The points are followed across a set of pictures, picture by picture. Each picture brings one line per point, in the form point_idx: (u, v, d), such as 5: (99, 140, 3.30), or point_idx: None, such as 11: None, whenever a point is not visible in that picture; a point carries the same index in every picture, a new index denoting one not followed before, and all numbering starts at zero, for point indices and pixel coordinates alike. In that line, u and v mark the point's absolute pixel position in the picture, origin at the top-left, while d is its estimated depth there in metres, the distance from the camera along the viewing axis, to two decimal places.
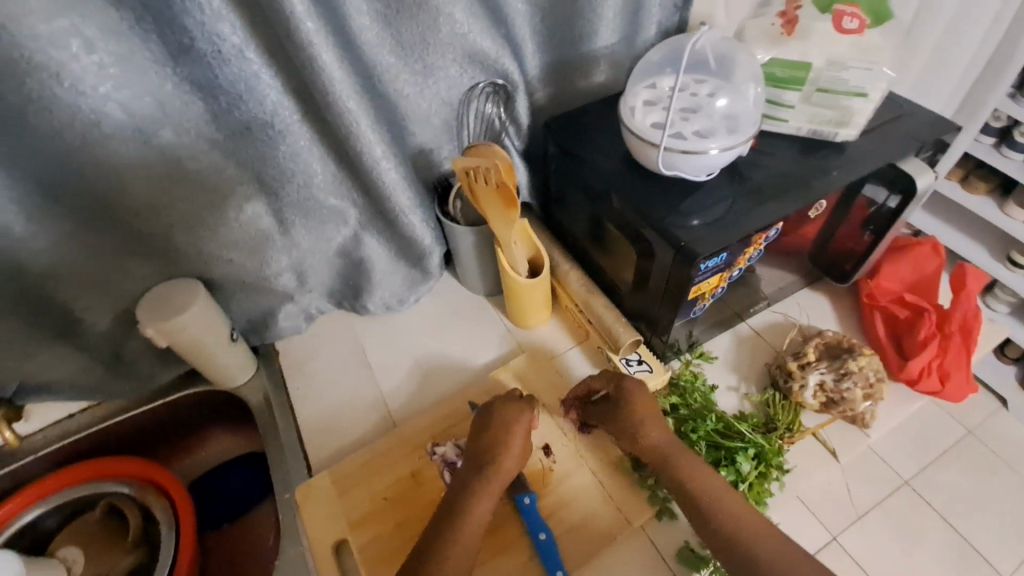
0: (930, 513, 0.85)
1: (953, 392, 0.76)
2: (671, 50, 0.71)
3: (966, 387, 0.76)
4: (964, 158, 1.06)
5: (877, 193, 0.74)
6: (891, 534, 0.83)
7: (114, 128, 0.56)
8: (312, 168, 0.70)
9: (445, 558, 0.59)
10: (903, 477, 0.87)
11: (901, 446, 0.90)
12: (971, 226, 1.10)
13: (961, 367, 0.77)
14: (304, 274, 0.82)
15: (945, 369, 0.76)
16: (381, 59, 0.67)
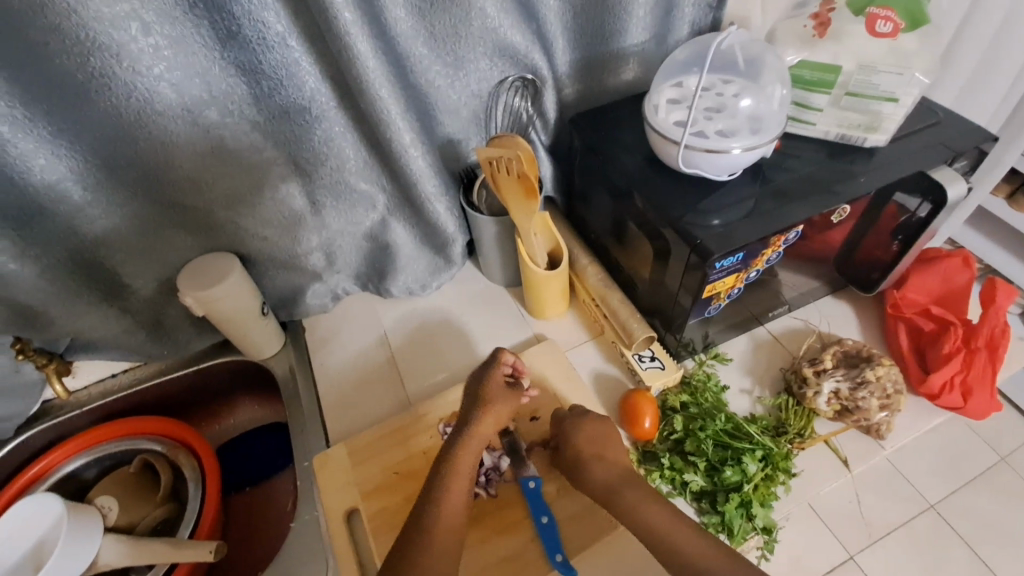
0: (952, 537, 0.88)
1: (977, 409, 0.74)
2: (699, 50, 0.72)
3: (991, 404, 0.74)
4: (1010, 174, 1.02)
5: (908, 201, 0.72)
6: (913, 553, 0.86)
7: (165, 106, 0.60)
8: (344, 153, 0.74)
9: (436, 527, 0.61)
10: (930, 499, 0.90)
11: (930, 468, 0.93)
12: (1013, 244, 1.07)
13: (987, 384, 0.74)
14: (333, 255, 0.86)
15: (970, 384, 0.74)
16: (414, 50, 0.69)
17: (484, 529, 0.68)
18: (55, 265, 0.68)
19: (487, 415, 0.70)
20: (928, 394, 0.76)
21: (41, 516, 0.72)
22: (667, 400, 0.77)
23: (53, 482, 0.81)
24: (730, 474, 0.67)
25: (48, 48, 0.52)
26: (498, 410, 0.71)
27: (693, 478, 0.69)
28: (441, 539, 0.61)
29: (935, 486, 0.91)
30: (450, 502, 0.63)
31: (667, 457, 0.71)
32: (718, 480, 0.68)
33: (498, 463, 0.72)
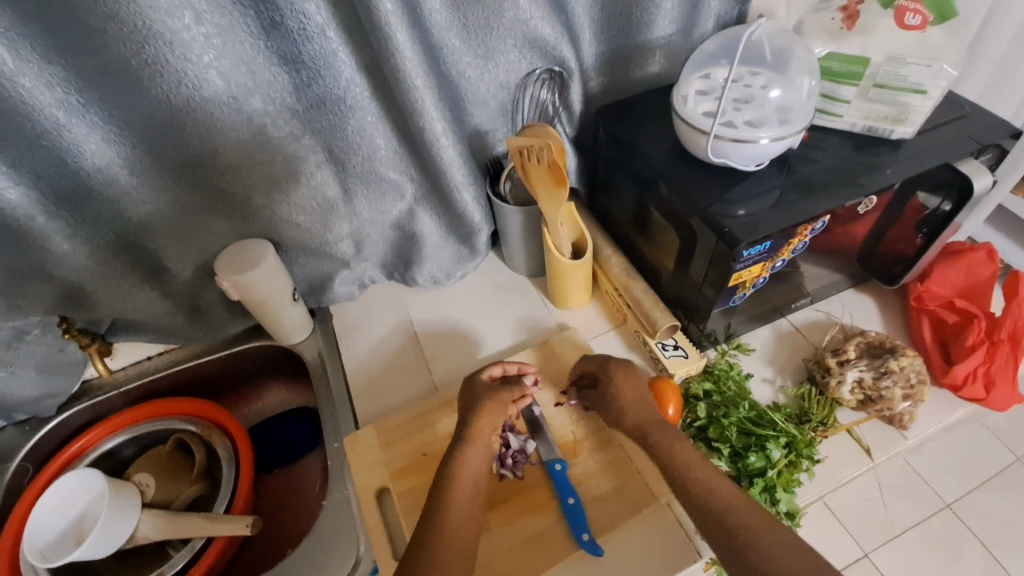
0: (968, 537, 0.87)
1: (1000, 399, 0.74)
2: (728, 42, 0.73)
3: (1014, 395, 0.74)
4: None
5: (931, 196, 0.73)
6: (924, 553, 0.88)
7: (211, 94, 0.62)
8: (376, 142, 0.76)
9: (446, 514, 0.61)
10: (945, 500, 0.88)
11: (946, 468, 0.89)
12: None
13: (1010, 375, 0.74)
14: (361, 243, 0.88)
15: (993, 375, 0.74)
16: (447, 41, 0.71)
17: (512, 509, 0.70)
18: (103, 245, 0.71)
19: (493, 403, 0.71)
20: (951, 384, 0.76)
21: (84, 490, 0.75)
22: (690, 388, 0.78)
23: (93, 459, 0.83)
24: (754, 459, 0.68)
25: (106, 35, 0.54)
26: (496, 400, 0.71)
27: (716, 463, 0.70)
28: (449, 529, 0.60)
29: (951, 485, 0.89)
30: (460, 487, 0.64)
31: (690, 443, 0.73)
32: (742, 465, 0.69)
33: (523, 446, 0.74)
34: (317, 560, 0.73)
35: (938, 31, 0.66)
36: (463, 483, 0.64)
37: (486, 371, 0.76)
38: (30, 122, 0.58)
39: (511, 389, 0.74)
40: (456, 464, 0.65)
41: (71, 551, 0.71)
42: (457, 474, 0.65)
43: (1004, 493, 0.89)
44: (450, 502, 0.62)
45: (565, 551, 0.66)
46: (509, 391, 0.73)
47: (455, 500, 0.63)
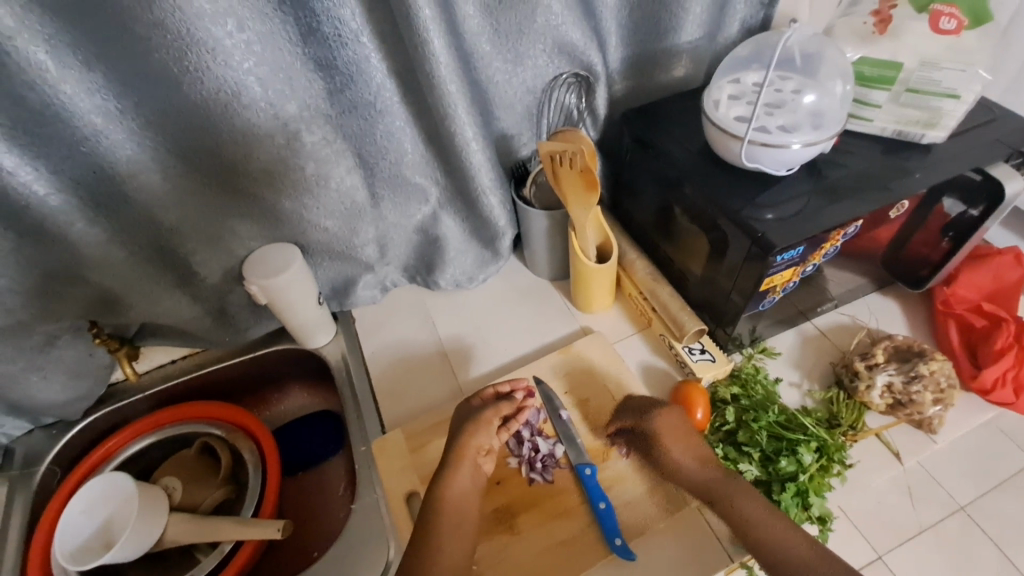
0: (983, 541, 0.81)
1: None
2: (758, 47, 0.73)
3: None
4: None
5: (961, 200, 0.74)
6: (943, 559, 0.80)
7: (250, 100, 0.62)
8: (403, 147, 0.76)
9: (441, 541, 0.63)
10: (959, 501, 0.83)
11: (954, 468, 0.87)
12: None
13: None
14: (385, 247, 0.89)
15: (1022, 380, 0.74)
16: (479, 46, 0.71)
17: (542, 513, 0.70)
18: (137, 248, 0.72)
19: (479, 424, 0.72)
20: (980, 389, 0.76)
21: (114, 495, 0.74)
22: (718, 392, 0.77)
23: (120, 462, 0.83)
24: (785, 464, 0.68)
25: (149, 42, 0.55)
26: (479, 423, 0.72)
27: (748, 467, 0.70)
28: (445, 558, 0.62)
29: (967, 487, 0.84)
30: (447, 513, 0.65)
31: (721, 448, 0.72)
32: (773, 470, 0.69)
33: (552, 450, 0.74)
34: (348, 565, 0.72)
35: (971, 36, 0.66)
36: (451, 505, 0.66)
37: (480, 393, 0.76)
38: (72, 129, 0.59)
39: (500, 406, 0.74)
40: (443, 488, 0.67)
41: (101, 554, 0.71)
42: (444, 498, 0.66)
43: None
44: (441, 530, 0.64)
45: (598, 555, 0.66)
46: (496, 408, 0.74)
47: (445, 527, 0.64)
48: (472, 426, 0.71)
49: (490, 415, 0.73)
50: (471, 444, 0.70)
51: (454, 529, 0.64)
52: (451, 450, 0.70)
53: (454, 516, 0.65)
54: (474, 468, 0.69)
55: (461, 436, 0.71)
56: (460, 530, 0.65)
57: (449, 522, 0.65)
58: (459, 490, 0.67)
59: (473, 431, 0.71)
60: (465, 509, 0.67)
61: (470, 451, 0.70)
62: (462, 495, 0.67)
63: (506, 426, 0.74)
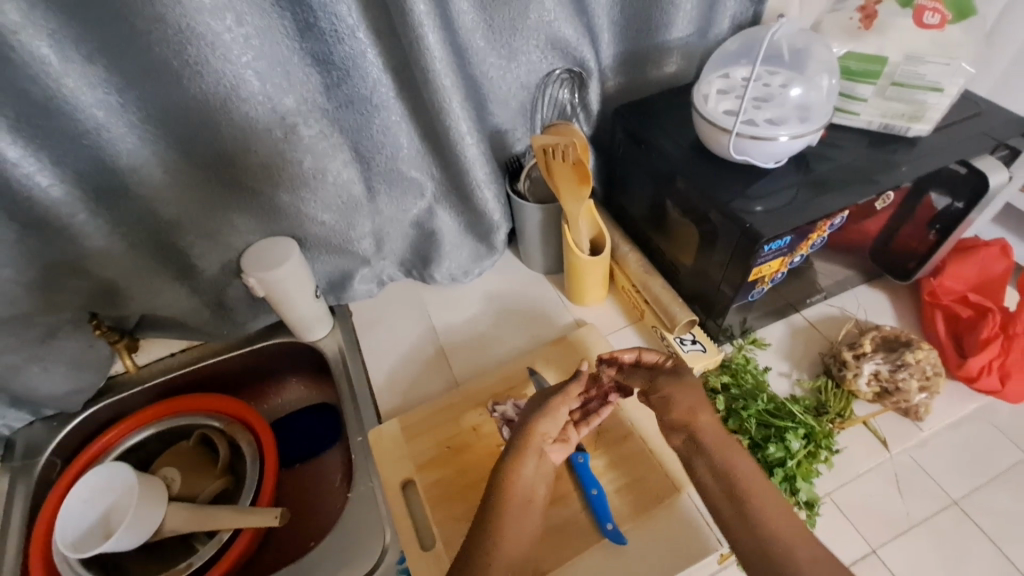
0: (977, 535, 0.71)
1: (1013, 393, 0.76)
2: (747, 42, 0.74)
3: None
4: None
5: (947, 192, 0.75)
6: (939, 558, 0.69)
7: (248, 94, 0.64)
8: (399, 141, 0.78)
9: (501, 531, 0.60)
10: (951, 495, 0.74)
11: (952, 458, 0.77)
12: None
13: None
14: (382, 240, 0.90)
15: (1007, 368, 0.76)
16: (473, 42, 0.72)
17: None
18: (137, 241, 0.74)
19: (548, 411, 0.68)
20: (966, 377, 0.77)
21: (114, 486, 0.76)
22: (708, 381, 0.79)
23: (120, 452, 0.85)
24: (773, 450, 0.69)
25: (149, 36, 0.56)
26: (546, 411, 0.68)
27: None
28: (505, 546, 0.60)
29: (958, 480, 0.75)
30: (510, 503, 0.62)
31: None
32: (762, 456, 0.70)
33: None
34: (344, 552, 0.74)
35: (954, 32, 0.68)
36: (514, 497, 0.62)
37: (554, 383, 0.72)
38: (73, 122, 0.61)
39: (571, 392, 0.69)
40: (505, 478, 0.63)
41: (102, 544, 0.72)
42: (506, 488, 0.63)
43: None
44: (500, 520, 0.61)
45: (591, 540, 0.68)
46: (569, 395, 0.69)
47: (505, 517, 0.61)
48: (539, 413, 0.68)
49: (560, 401, 0.68)
50: (538, 432, 0.67)
51: (517, 518, 0.62)
52: (517, 436, 0.67)
53: (520, 506, 0.63)
54: (540, 459, 0.66)
55: (529, 424, 0.67)
56: (522, 520, 0.62)
57: (514, 513, 0.62)
58: (525, 481, 0.64)
59: (539, 419, 0.67)
60: (528, 500, 0.64)
61: (537, 438, 0.66)
62: (528, 485, 0.64)
63: (585, 421, 0.71)
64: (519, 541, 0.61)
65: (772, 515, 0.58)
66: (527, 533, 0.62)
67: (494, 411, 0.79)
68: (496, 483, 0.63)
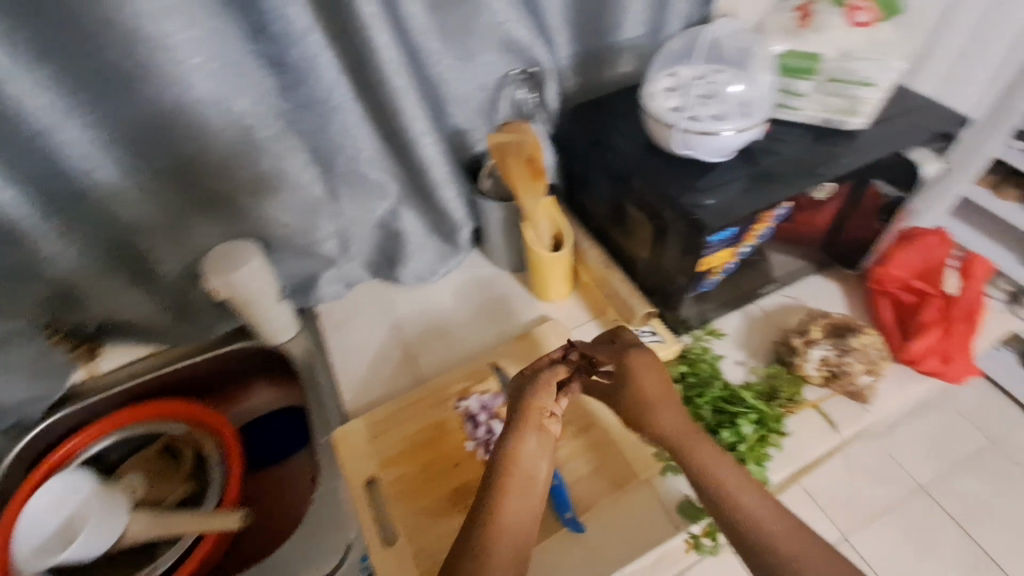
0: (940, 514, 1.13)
1: (956, 375, 0.79)
2: (689, 42, 0.78)
3: (968, 369, 0.79)
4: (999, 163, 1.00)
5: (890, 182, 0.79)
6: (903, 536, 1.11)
7: (201, 96, 0.65)
8: (358, 142, 0.79)
9: (503, 511, 0.57)
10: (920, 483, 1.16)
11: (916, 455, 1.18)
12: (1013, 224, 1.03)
13: (963, 349, 0.79)
14: (347, 242, 0.91)
15: (951, 350, 0.80)
16: (428, 44, 0.73)
17: None
18: (94, 245, 0.74)
19: (540, 388, 0.65)
20: (910, 361, 0.81)
21: (71, 494, 0.76)
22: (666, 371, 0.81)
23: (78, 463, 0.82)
24: (726, 435, 0.72)
25: (97, 40, 0.57)
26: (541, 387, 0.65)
27: None
28: (507, 527, 0.56)
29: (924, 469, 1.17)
30: (512, 481, 0.58)
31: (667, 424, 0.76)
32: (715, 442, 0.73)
33: None
34: (307, 550, 0.74)
35: (885, 29, 0.71)
36: (515, 475, 0.59)
37: (537, 360, 0.70)
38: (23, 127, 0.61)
39: (558, 369, 0.67)
40: (508, 454, 0.60)
41: (64, 551, 0.73)
42: (509, 465, 0.59)
43: (975, 481, 1.17)
44: (502, 500, 0.57)
45: (551, 529, 0.69)
46: (554, 372, 0.67)
47: (508, 496, 0.57)
48: (533, 390, 0.65)
49: (548, 377, 0.66)
50: (537, 405, 0.63)
51: (520, 497, 0.58)
52: (515, 413, 0.63)
53: (523, 482, 0.59)
54: (542, 436, 0.62)
55: (524, 400, 0.64)
56: (524, 498, 0.58)
57: (514, 493, 0.58)
58: (528, 458, 0.60)
59: (535, 393, 0.64)
60: (532, 478, 0.60)
61: (535, 412, 0.63)
62: (530, 462, 0.60)
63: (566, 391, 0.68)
64: (523, 520, 0.57)
65: (728, 499, 0.58)
66: (531, 512, 0.58)
67: (459, 405, 0.80)
68: (499, 462, 0.59)
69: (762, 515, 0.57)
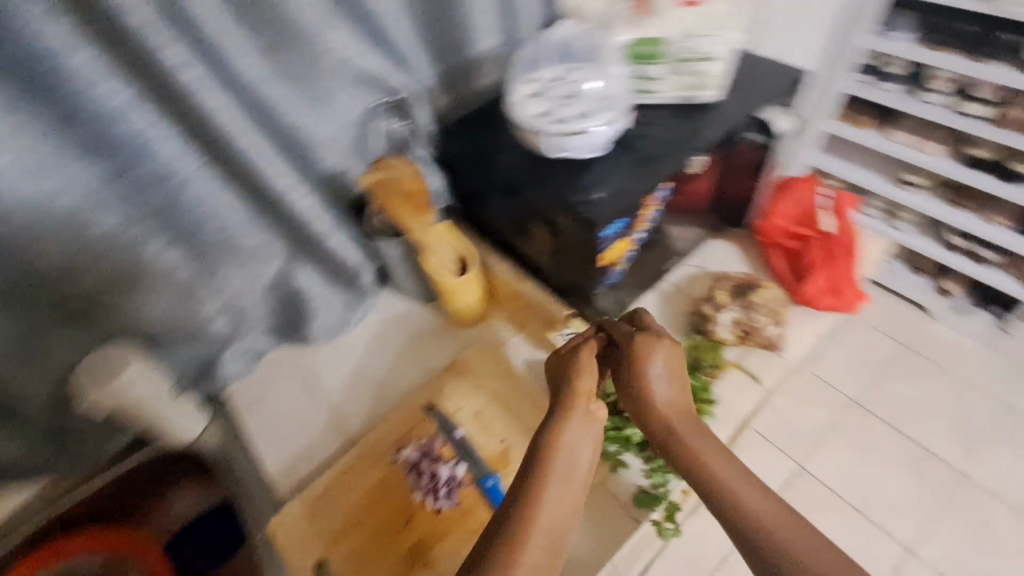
0: None
1: (850, 305, 0.89)
2: (542, 48, 0.80)
3: (857, 298, 0.88)
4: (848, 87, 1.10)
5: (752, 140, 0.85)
6: None
7: (16, 204, 0.57)
8: (222, 211, 0.73)
9: (541, 498, 0.53)
10: None
11: None
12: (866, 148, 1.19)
13: (850, 282, 0.88)
14: (239, 315, 0.84)
15: (843, 285, 0.88)
16: (272, 93, 0.68)
17: (454, 534, 0.70)
18: None
19: (585, 370, 0.65)
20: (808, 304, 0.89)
21: None
22: None
23: None
24: None
25: None
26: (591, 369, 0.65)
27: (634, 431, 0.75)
28: (543, 518, 0.52)
29: None
30: (557, 465, 0.56)
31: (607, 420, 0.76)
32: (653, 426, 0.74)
33: (455, 472, 0.74)
34: None
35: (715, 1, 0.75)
36: (557, 461, 0.56)
37: (569, 341, 0.71)
38: None
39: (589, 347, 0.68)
40: (553, 437, 0.58)
41: None
42: (554, 448, 0.57)
43: None
44: (544, 485, 0.54)
45: None
46: (588, 349, 0.68)
47: (550, 482, 0.54)
48: (577, 371, 0.65)
49: (587, 360, 0.66)
50: (581, 387, 0.64)
51: (562, 483, 0.55)
52: (561, 396, 0.63)
53: (564, 467, 0.56)
54: (588, 420, 0.61)
55: (571, 381, 0.64)
56: (564, 487, 0.55)
57: (557, 479, 0.55)
58: (571, 442, 0.58)
59: (580, 376, 0.65)
60: (572, 464, 0.57)
61: (582, 397, 0.63)
62: (571, 449, 0.58)
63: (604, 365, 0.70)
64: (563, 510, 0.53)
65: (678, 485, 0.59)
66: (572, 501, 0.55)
67: (399, 455, 0.76)
68: (542, 445, 0.58)
69: (779, 527, 0.51)
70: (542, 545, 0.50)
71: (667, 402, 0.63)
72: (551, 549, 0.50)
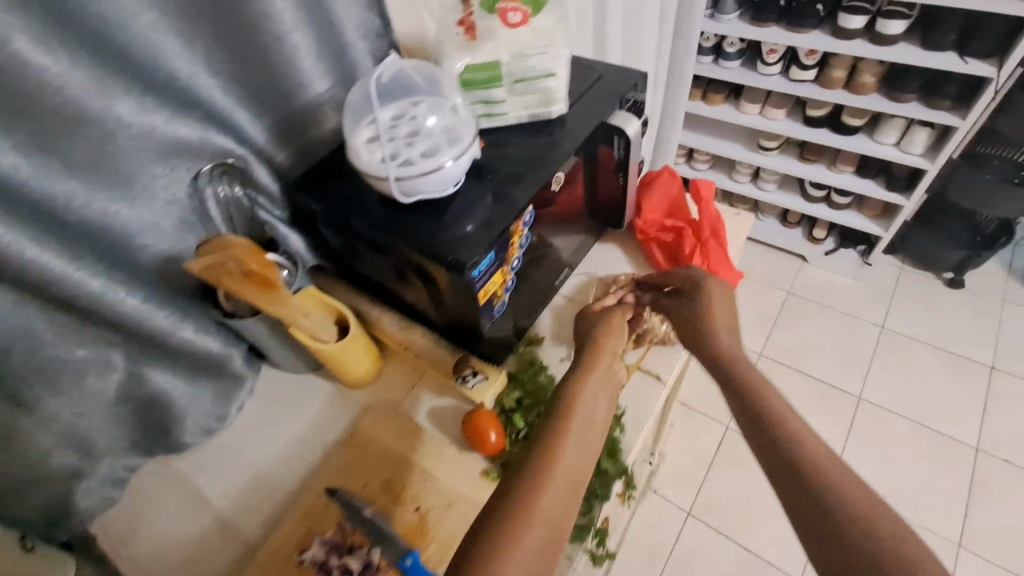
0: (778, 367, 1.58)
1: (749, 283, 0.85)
2: (370, 84, 0.72)
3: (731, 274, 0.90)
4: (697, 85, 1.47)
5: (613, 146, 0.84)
6: None
7: None
8: (30, 331, 0.62)
9: (563, 443, 0.53)
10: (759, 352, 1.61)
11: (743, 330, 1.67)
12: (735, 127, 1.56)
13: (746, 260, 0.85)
14: (83, 440, 0.72)
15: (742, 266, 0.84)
16: (56, 189, 0.58)
17: None
18: None
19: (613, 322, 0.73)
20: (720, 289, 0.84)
21: None
22: (503, 404, 0.81)
23: None
24: None
25: None
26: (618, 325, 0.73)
27: None
28: (563, 466, 0.51)
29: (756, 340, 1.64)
30: (579, 417, 0.57)
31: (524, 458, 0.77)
32: None
33: (369, 559, 0.67)
34: None
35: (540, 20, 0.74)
36: (577, 414, 0.56)
37: (598, 302, 0.80)
38: None
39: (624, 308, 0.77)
40: (572, 393, 0.60)
41: None
42: (572, 401, 0.59)
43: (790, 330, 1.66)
44: (565, 433, 0.54)
45: None
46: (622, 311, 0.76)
47: (571, 431, 0.55)
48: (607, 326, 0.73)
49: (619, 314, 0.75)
50: (609, 345, 0.69)
51: (582, 433, 0.55)
52: (590, 353, 0.68)
53: (584, 420, 0.56)
54: (612, 377, 0.64)
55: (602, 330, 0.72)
56: (584, 437, 0.55)
57: (578, 427, 0.55)
58: (592, 399, 0.59)
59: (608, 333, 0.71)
60: (590, 417, 0.57)
61: (609, 350, 0.68)
62: (591, 403, 0.59)
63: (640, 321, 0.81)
64: (585, 457, 0.53)
65: None
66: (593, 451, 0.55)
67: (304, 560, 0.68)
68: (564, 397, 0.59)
69: (819, 454, 0.51)
70: (557, 492, 0.49)
71: (726, 328, 0.68)
72: (567, 499, 0.50)
